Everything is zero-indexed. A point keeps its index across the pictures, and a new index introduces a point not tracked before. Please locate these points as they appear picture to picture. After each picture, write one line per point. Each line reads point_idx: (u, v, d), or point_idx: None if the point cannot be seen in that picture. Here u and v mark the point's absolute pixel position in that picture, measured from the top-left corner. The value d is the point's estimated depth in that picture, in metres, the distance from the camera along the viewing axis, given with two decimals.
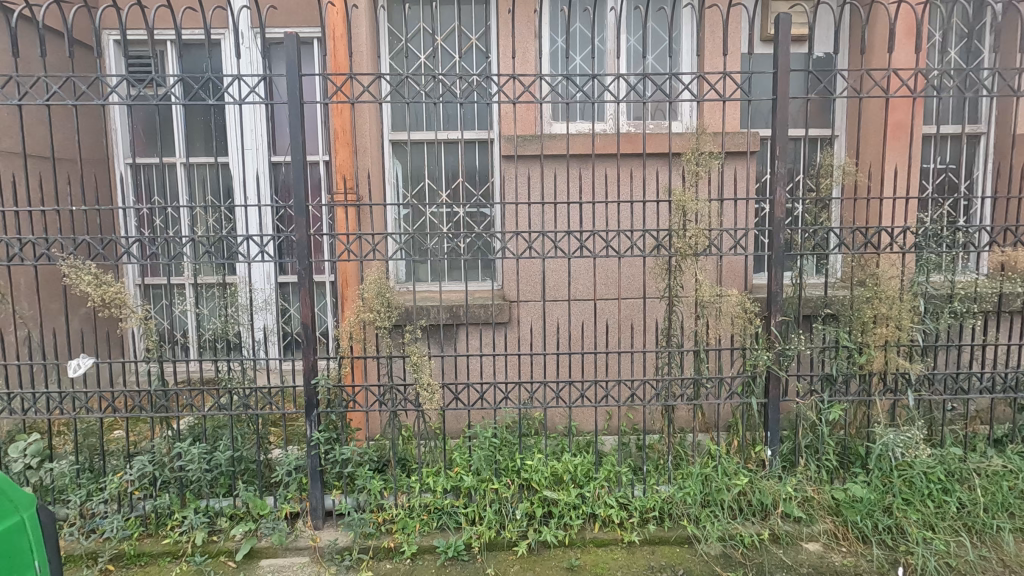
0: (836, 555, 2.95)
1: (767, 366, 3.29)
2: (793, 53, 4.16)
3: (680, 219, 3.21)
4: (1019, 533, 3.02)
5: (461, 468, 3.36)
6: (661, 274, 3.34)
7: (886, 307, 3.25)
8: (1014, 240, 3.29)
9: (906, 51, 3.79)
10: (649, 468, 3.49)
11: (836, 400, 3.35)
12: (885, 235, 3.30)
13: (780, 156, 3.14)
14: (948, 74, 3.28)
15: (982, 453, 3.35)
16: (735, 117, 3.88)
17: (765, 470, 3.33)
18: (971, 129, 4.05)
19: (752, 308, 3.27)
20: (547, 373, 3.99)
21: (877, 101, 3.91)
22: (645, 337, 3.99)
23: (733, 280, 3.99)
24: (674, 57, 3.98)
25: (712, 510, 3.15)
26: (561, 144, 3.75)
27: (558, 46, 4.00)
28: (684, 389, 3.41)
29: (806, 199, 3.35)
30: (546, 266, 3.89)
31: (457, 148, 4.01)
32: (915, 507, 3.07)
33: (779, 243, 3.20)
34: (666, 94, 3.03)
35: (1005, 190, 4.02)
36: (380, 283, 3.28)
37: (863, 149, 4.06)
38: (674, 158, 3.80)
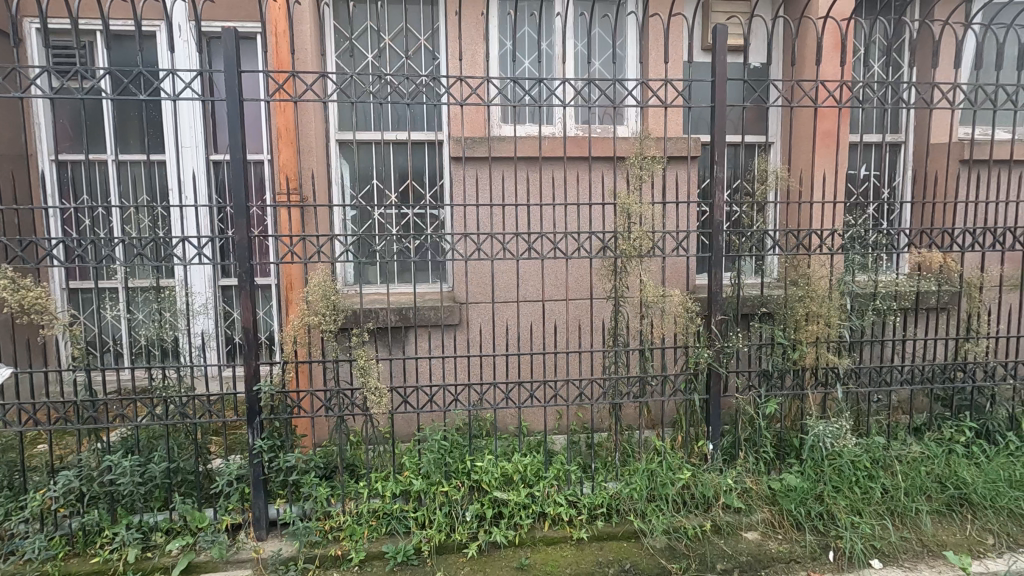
0: (773, 543, 3.09)
1: (709, 363, 3.41)
2: (731, 63, 4.34)
3: (625, 221, 3.29)
4: (936, 514, 3.22)
5: (411, 472, 3.33)
6: (608, 275, 3.41)
7: (816, 305, 3.43)
8: (929, 241, 3.53)
9: (833, 63, 4.03)
10: (597, 465, 3.56)
11: (772, 394, 3.52)
12: (816, 237, 3.48)
13: (719, 161, 3.26)
14: (871, 86, 3.49)
15: (903, 440, 3.57)
16: (678, 123, 4.01)
17: (707, 463, 3.45)
18: (892, 138, 4.35)
19: (693, 308, 3.40)
20: (497, 374, 4.01)
21: (807, 110, 4.14)
22: (593, 337, 4.07)
23: (676, 280, 4.13)
24: (619, 64, 4.09)
25: (657, 504, 3.24)
26: (509, 145, 3.78)
27: (506, 49, 4.05)
28: (630, 387, 3.50)
29: (743, 203, 3.50)
30: (495, 267, 3.91)
31: (404, 148, 3.98)
32: (844, 494, 3.24)
33: (718, 245, 3.32)
34: (610, 99, 3.11)
35: (922, 194, 4.31)
36: (325, 285, 3.21)
37: (795, 155, 4.29)
38: (619, 161, 3.90)
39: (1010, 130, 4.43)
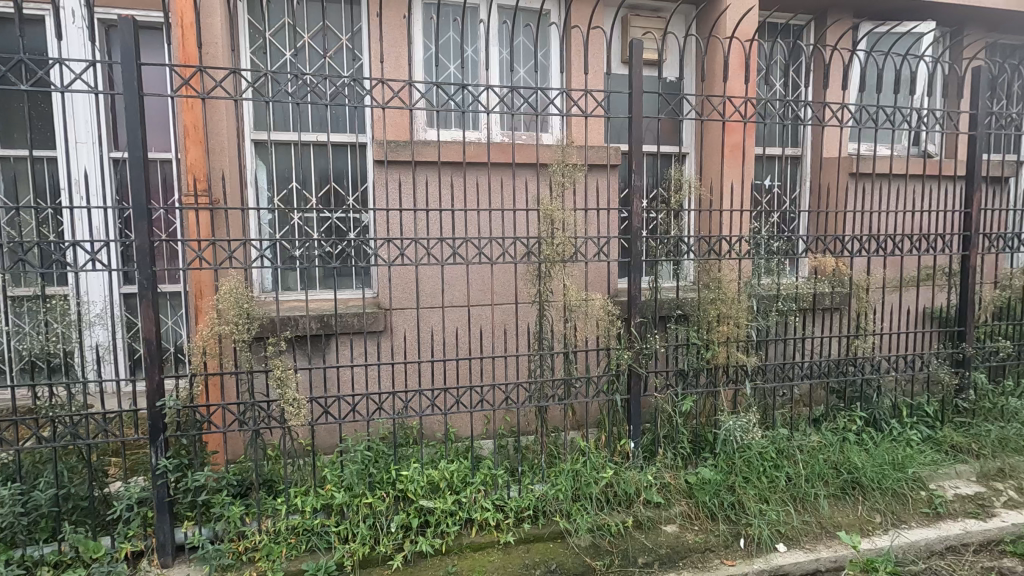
0: (690, 534, 3.23)
1: (629, 364, 3.54)
2: (647, 76, 4.55)
3: (548, 227, 3.36)
4: (834, 498, 3.48)
5: (333, 485, 3.23)
6: (532, 280, 3.46)
7: (726, 308, 3.65)
8: (823, 247, 3.85)
9: (738, 81, 4.31)
10: (524, 468, 3.60)
11: (687, 392, 3.71)
12: (725, 243, 3.71)
13: (637, 170, 3.40)
14: (772, 103, 3.77)
15: (804, 431, 3.85)
16: (599, 132, 4.15)
17: (629, 461, 3.58)
18: (791, 152, 4.71)
19: (614, 312, 3.50)
20: (423, 381, 3.97)
21: (716, 124, 4.40)
22: (519, 342, 4.12)
23: (598, 285, 4.26)
24: (543, 73, 4.19)
25: (582, 504, 3.32)
26: (432, 151, 3.76)
27: (431, 53, 4.05)
28: (554, 390, 3.57)
29: (660, 210, 3.68)
30: (419, 272, 3.87)
31: (324, 150, 3.87)
32: (753, 484, 3.45)
33: (637, 250, 3.46)
34: (533, 108, 3.17)
35: (818, 204, 4.70)
36: (238, 293, 3.03)
37: (706, 165, 4.55)
38: (542, 168, 3.96)
39: (890, 147, 4.93)
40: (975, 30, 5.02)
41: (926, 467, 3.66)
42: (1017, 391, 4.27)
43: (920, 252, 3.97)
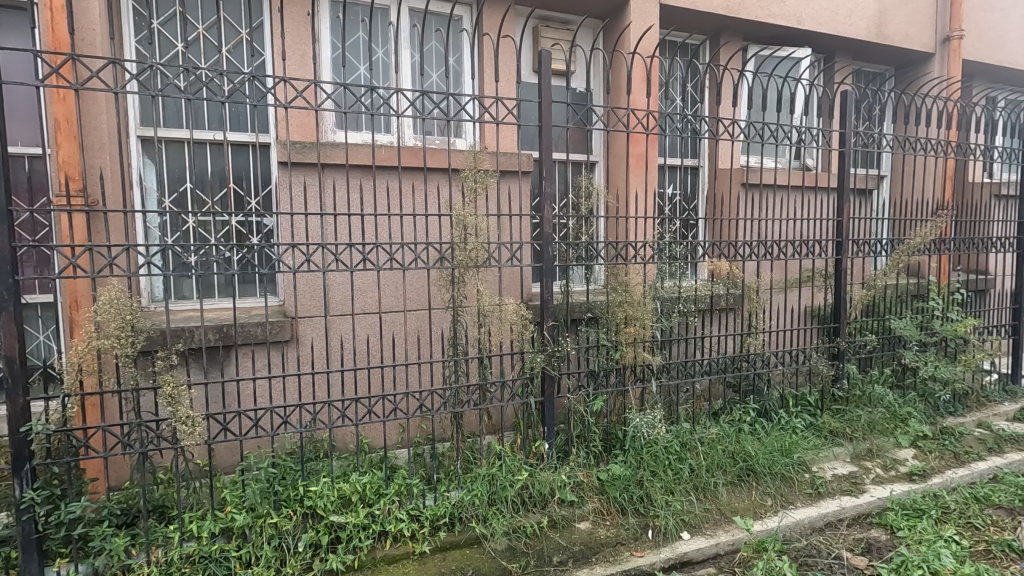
0: (602, 529, 3.33)
1: (543, 367, 3.62)
2: (557, 85, 4.68)
3: (461, 232, 3.35)
4: (732, 485, 3.73)
5: (233, 507, 3.03)
6: (445, 286, 3.44)
7: (634, 310, 3.81)
8: (720, 252, 4.17)
9: (640, 94, 4.54)
10: (439, 476, 3.57)
11: (598, 392, 3.85)
12: (632, 248, 3.89)
13: (547, 177, 3.49)
14: (673, 116, 4.01)
15: (705, 424, 4.11)
16: (510, 139, 4.21)
17: (544, 462, 3.65)
18: (689, 162, 5.03)
19: (526, 317, 3.56)
20: (334, 392, 3.82)
21: (621, 134, 4.61)
22: (433, 348, 4.08)
23: (512, 289, 4.30)
24: (455, 79, 4.20)
25: (497, 507, 3.33)
26: (340, 153, 3.64)
27: (338, 53, 3.94)
28: (470, 395, 3.57)
29: (571, 216, 3.79)
30: (327, 279, 3.73)
31: (221, 149, 3.63)
32: (659, 477, 3.62)
33: (549, 254, 3.54)
34: (443, 113, 3.16)
35: (715, 212, 5.03)
36: (120, 303, 2.77)
37: (612, 173, 4.74)
38: (454, 173, 3.96)
39: (774, 160, 5.39)
40: (844, 57, 5.61)
41: (809, 452, 4.02)
42: (883, 379, 4.79)
43: (800, 256, 4.38)
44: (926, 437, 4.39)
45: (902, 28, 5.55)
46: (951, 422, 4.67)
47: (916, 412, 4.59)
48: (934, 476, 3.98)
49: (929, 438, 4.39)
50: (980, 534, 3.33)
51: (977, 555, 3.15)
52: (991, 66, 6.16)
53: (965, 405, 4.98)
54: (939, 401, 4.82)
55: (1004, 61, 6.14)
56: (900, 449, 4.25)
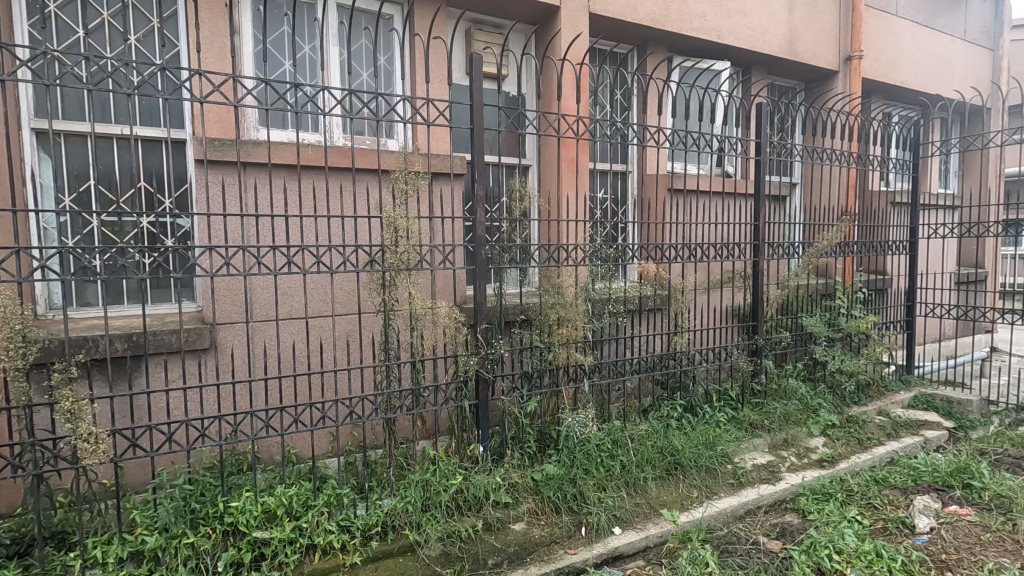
0: (536, 529, 3.36)
1: (477, 370, 3.62)
2: (489, 89, 4.69)
3: (392, 235, 3.30)
4: (660, 479, 3.87)
5: (143, 529, 2.84)
6: (376, 289, 3.37)
7: (566, 311, 3.88)
8: (649, 255, 4.36)
9: (571, 100, 4.64)
10: (371, 484, 3.48)
11: (532, 394, 3.90)
12: (564, 251, 3.96)
13: (479, 180, 3.49)
14: (603, 122, 4.12)
15: (634, 421, 4.22)
16: (442, 141, 4.19)
17: (478, 465, 3.65)
18: (618, 168, 5.20)
19: (460, 320, 3.54)
20: (257, 402, 3.65)
21: (552, 139, 4.69)
22: (364, 353, 3.97)
23: (446, 292, 4.27)
24: (385, 79, 4.14)
25: (431, 513, 3.28)
26: (263, 151, 3.49)
27: (261, 47, 3.78)
28: (402, 400, 3.51)
29: (504, 219, 3.81)
30: (249, 282, 3.56)
31: (130, 145, 3.39)
32: (592, 474, 3.70)
33: (482, 257, 3.55)
34: (372, 112, 3.10)
35: (643, 216, 5.22)
36: (9, 311, 2.52)
37: (544, 177, 4.81)
38: (384, 174, 3.88)
39: (698, 167, 5.66)
40: (759, 71, 5.97)
41: (731, 444, 4.24)
42: (796, 373, 5.13)
43: (721, 259, 4.63)
44: (834, 426, 4.74)
45: (810, 46, 5.97)
46: (855, 411, 5.06)
47: (825, 403, 4.95)
48: (841, 461, 4.30)
49: (837, 426, 4.74)
50: (879, 513, 3.62)
51: (877, 533, 3.42)
52: (886, 84, 6.74)
53: (867, 394, 5.42)
54: (845, 391, 5.22)
55: (896, 80, 6.75)
56: (812, 438, 4.57)
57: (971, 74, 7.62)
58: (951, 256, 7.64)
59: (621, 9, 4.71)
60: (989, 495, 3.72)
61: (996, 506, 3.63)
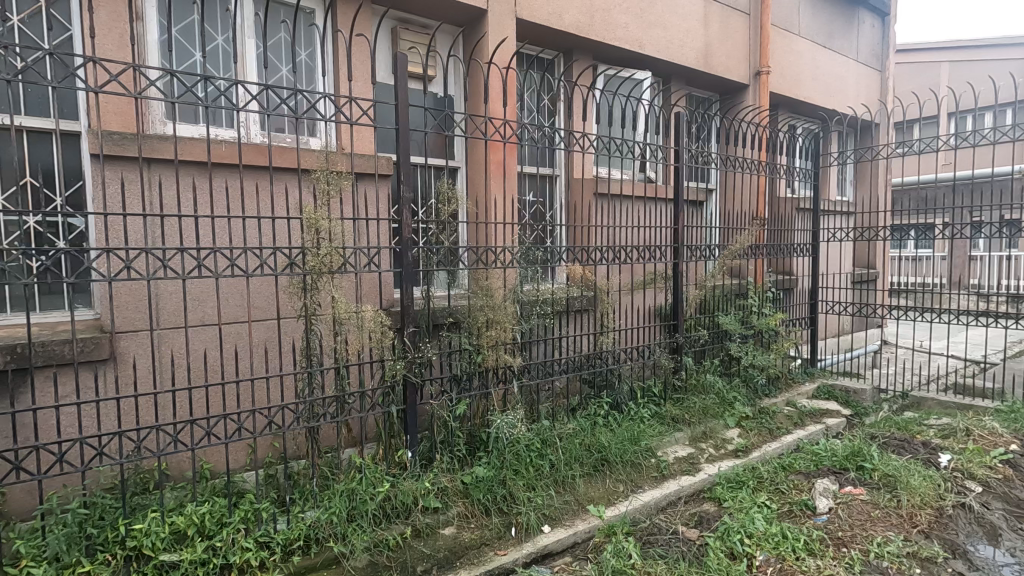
0: (466, 533, 3.34)
1: (404, 374, 3.56)
2: (415, 89, 4.63)
3: (313, 237, 3.18)
4: (588, 475, 3.96)
5: (30, 560, 2.58)
6: (296, 293, 3.24)
7: (494, 314, 3.89)
8: (576, 257, 4.46)
9: (498, 103, 4.66)
10: (293, 496, 3.34)
11: (461, 396, 3.89)
12: (492, 253, 3.97)
13: (405, 181, 3.43)
14: (530, 126, 4.16)
15: (562, 420, 4.29)
16: (366, 141, 4.09)
17: (407, 471, 3.58)
18: (545, 171, 5.29)
19: (386, 323, 3.46)
20: (164, 415, 3.41)
21: (479, 141, 4.69)
22: (284, 360, 3.81)
23: (372, 295, 4.17)
24: (306, 75, 4.00)
25: (357, 523, 3.18)
26: (170, 147, 3.27)
27: (167, 36, 3.54)
28: (326, 408, 3.39)
29: (431, 221, 3.77)
30: (154, 287, 3.32)
31: (13, 137, 3.07)
32: (521, 475, 3.72)
33: (408, 260, 3.49)
34: (290, 109, 2.97)
35: (571, 219, 5.33)
36: None
37: (472, 179, 4.80)
38: (304, 174, 3.74)
39: (622, 171, 5.86)
40: (678, 82, 6.27)
41: (654, 438, 4.41)
42: (713, 368, 5.41)
43: (644, 261, 4.81)
44: (747, 418, 5.05)
45: (723, 61, 6.34)
46: (766, 402, 5.42)
47: (739, 396, 5.26)
48: (754, 451, 4.57)
49: (750, 418, 5.05)
50: (786, 497, 3.89)
51: (783, 516, 3.67)
52: (791, 99, 7.28)
53: (777, 386, 5.82)
54: (757, 384, 5.57)
55: (799, 95, 7.30)
56: (728, 430, 4.85)
57: (862, 92, 8.37)
58: (848, 258, 8.36)
59: (547, 16, 4.80)
60: (879, 475, 4.06)
61: (885, 484, 3.98)
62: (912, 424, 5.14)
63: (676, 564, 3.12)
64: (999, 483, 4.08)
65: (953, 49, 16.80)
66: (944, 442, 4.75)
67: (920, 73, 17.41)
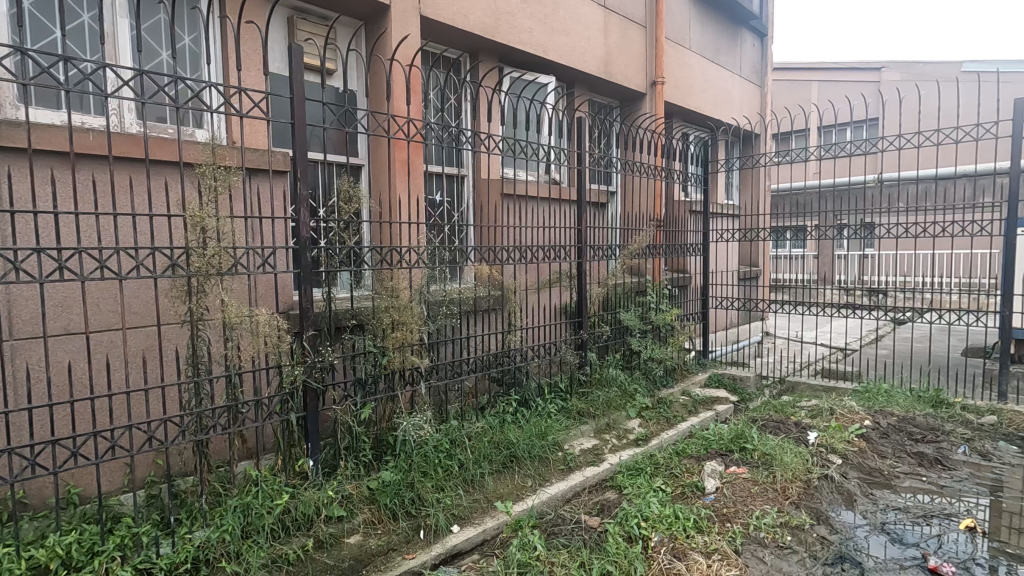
0: (373, 539, 3.25)
1: (303, 380, 3.41)
2: (312, 82, 4.44)
3: (198, 236, 2.96)
4: (496, 472, 4.01)
5: None
6: (180, 297, 3.00)
7: (400, 314, 3.82)
8: (484, 257, 4.50)
9: (400, 101, 4.57)
10: (179, 517, 3.09)
11: (366, 401, 3.80)
12: (397, 252, 3.90)
13: (302, 177, 3.29)
14: (434, 125, 4.13)
15: (471, 419, 4.33)
16: (258, 134, 3.87)
17: (308, 481, 3.44)
18: (451, 171, 5.27)
19: (283, 327, 3.29)
20: (19, 437, 3.02)
21: (382, 140, 4.58)
22: (167, 370, 3.51)
23: (268, 297, 3.94)
24: (188, 62, 3.72)
25: (253, 539, 3.00)
26: (22, 134, 2.90)
27: (17, 8, 3.14)
28: (217, 419, 3.17)
29: (330, 220, 3.64)
30: (4, 292, 2.93)
31: None
32: (430, 476, 3.69)
33: (306, 260, 3.34)
34: (169, 97, 2.74)
35: (479, 220, 5.36)
36: None
37: (375, 179, 4.68)
38: (187, 168, 3.47)
39: (527, 173, 5.99)
40: (581, 88, 6.50)
41: (561, 432, 4.55)
42: (615, 363, 5.69)
43: (550, 260, 4.96)
44: (647, 408, 5.36)
45: (622, 70, 6.66)
46: (663, 393, 5.79)
47: (640, 388, 5.58)
48: (652, 439, 4.86)
49: (649, 408, 5.37)
50: (679, 480, 4.18)
51: (676, 498, 3.94)
52: (683, 108, 7.79)
53: (673, 377, 6.23)
54: (655, 376, 5.93)
55: (690, 105, 7.84)
56: (629, 420, 5.12)
57: (745, 105, 9.15)
58: (734, 257, 9.12)
59: (452, 16, 4.79)
60: (758, 454, 4.48)
61: (763, 463, 4.39)
62: (786, 407, 5.71)
63: (578, 552, 3.24)
64: (855, 455, 4.65)
65: (821, 70, 18.80)
66: (812, 421, 5.32)
67: (793, 90, 19.31)
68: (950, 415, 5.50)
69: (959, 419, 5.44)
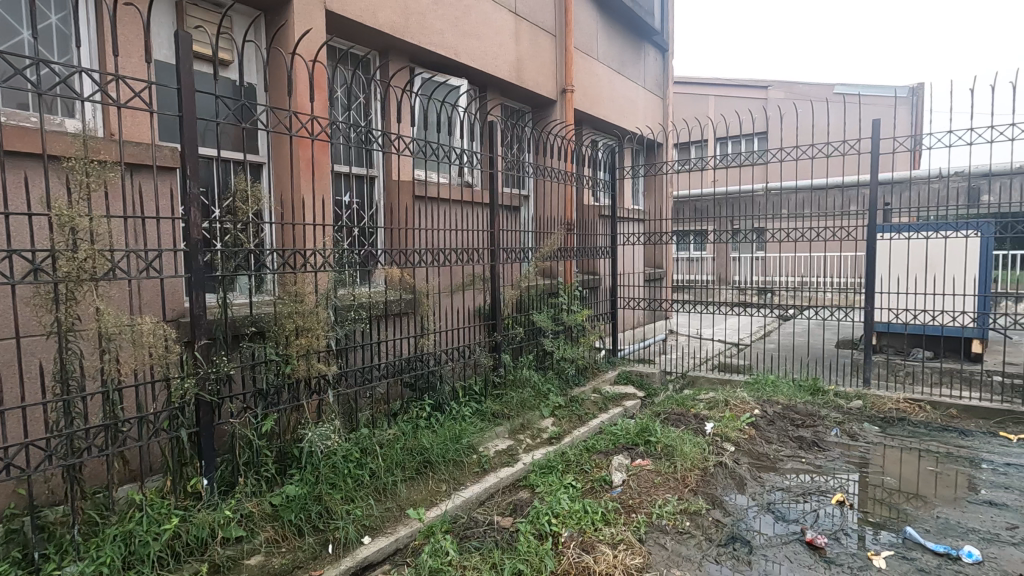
0: (276, 558, 3.07)
1: (196, 393, 3.17)
2: (204, 72, 4.14)
3: (66, 237, 2.65)
4: (409, 479, 3.93)
5: None
6: (45, 306, 2.68)
7: (304, 320, 3.65)
8: (394, 259, 4.40)
9: (304, 98, 4.37)
10: (46, 552, 2.76)
11: (268, 412, 3.60)
12: (301, 256, 3.72)
13: (191, 175, 3.05)
14: (340, 124, 3.97)
15: (382, 426, 4.23)
16: (140, 128, 3.55)
17: (202, 501, 3.19)
18: (360, 172, 5.12)
19: (170, 337, 3.03)
20: None
21: (284, 139, 4.36)
22: (30, 388, 3.13)
23: (154, 304, 3.62)
24: (55, 45, 3.34)
25: (135, 570, 2.73)
26: None
27: None
28: (92, 440, 2.87)
29: (225, 222, 3.40)
30: None
31: None
32: (338, 488, 3.55)
33: (196, 264, 3.10)
34: (28, 82, 2.45)
35: (390, 221, 5.25)
36: None
37: (278, 179, 4.45)
38: (53, 162, 3.11)
39: (439, 175, 5.95)
40: (493, 92, 6.56)
41: (476, 435, 4.55)
42: (529, 363, 5.79)
43: (462, 262, 4.95)
44: (560, 407, 5.51)
45: (533, 76, 6.81)
46: (575, 391, 5.97)
47: (552, 387, 5.71)
48: (565, 437, 4.99)
49: (561, 406, 5.51)
50: (589, 476, 4.33)
51: (586, 492, 4.08)
52: (592, 116, 8.09)
53: (584, 375, 6.44)
54: (567, 375, 6.09)
55: (598, 113, 8.15)
56: (543, 419, 5.24)
57: (649, 115, 9.66)
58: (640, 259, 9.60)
59: (359, 13, 4.66)
60: (661, 446, 4.74)
61: (665, 454, 4.65)
62: (686, 400, 6.08)
63: (490, 554, 3.25)
64: (746, 442, 5.04)
65: (717, 86, 20.27)
66: (709, 412, 5.72)
67: (693, 104, 20.66)
68: (825, 401, 6.12)
69: (832, 404, 6.06)
